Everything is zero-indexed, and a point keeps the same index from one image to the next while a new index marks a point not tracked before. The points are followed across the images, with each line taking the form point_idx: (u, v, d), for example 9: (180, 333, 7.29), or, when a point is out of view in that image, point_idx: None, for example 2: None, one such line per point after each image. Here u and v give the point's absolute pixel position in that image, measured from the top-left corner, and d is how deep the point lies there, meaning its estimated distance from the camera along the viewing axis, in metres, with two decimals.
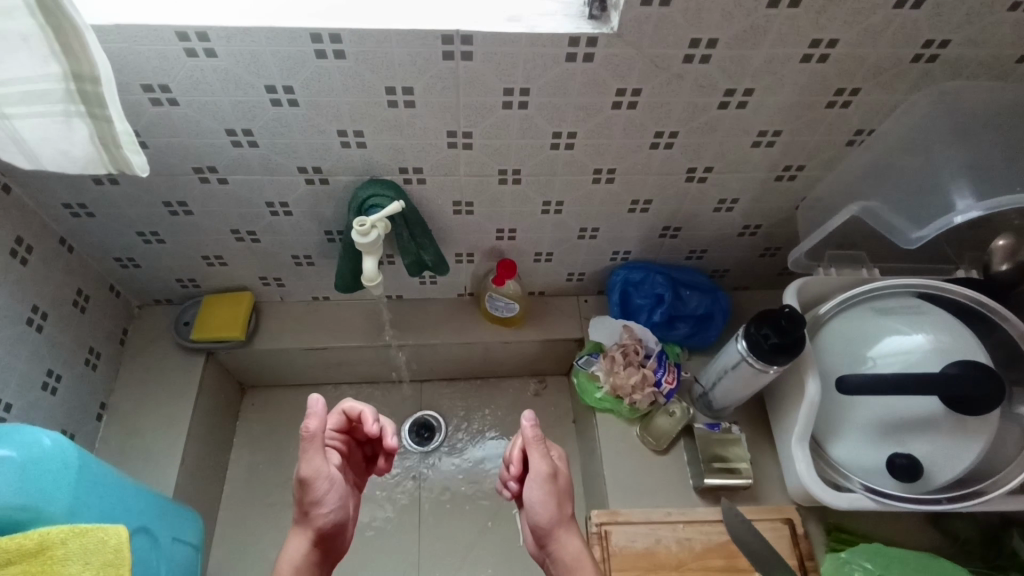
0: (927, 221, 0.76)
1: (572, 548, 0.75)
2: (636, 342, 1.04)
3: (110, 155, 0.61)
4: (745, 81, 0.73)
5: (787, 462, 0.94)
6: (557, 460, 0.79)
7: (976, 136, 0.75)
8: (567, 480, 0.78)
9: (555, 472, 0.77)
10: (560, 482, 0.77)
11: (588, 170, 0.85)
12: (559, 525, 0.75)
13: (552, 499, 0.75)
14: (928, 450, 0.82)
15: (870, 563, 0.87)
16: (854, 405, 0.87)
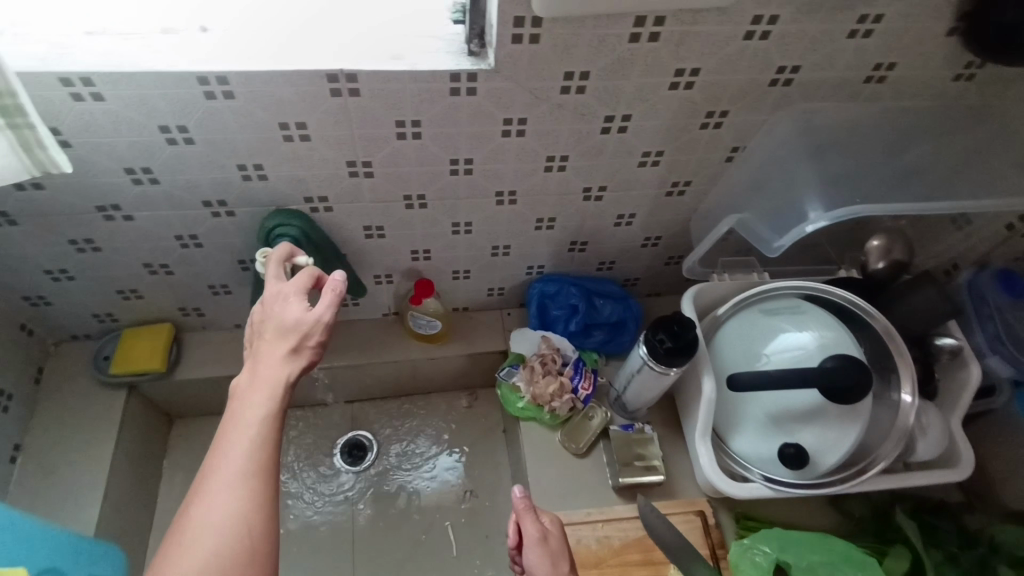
0: (786, 230, 0.83)
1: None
2: (554, 351, 1.09)
3: (31, 159, 0.63)
4: (621, 108, 0.79)
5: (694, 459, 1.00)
6: (551, 527, 0.84)
7: (828, 152, 0.84)
8: (561, 542, 0.82)
9: (545, 534, 0.82)
10: (555, 544, 0.82)
11: (489, 193, 0.90)
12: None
13: (549, 562, 0.80)
14: (815, 439, 0.89)
15: (768, 547, 0.91)
16: (748, 403, 0.94)
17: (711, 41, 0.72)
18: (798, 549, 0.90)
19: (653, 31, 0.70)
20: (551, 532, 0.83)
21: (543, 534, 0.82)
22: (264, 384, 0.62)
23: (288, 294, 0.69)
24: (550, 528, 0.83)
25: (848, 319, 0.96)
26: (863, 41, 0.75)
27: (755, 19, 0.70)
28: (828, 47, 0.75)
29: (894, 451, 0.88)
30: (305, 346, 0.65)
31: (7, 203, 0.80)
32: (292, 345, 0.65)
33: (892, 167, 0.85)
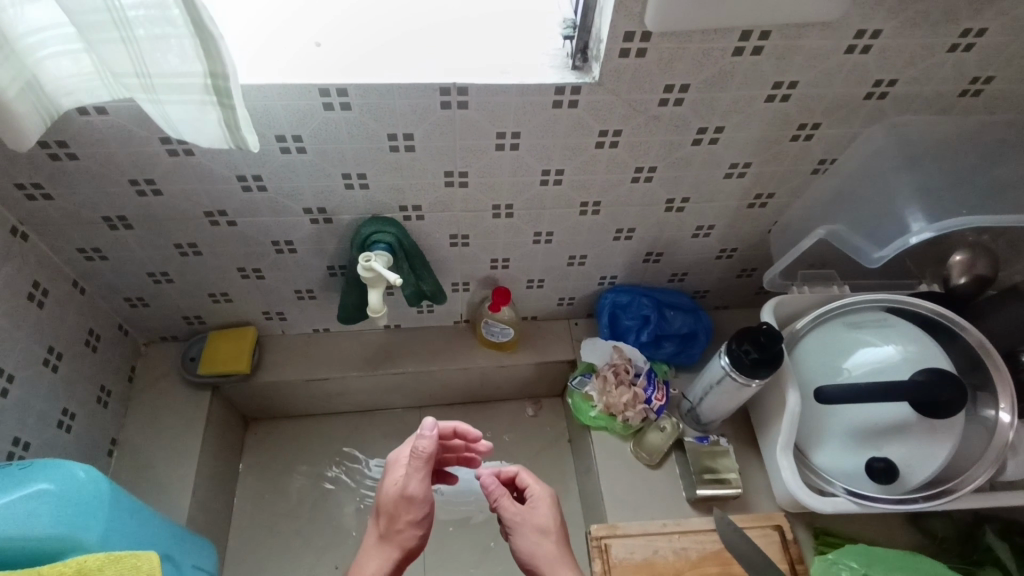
0: (887, 242, 0.83)
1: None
2: (626, 361, 1.10)
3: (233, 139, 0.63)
4: (715, 120, 0.80)
5: (774, 471, 0.99)
6: (537, 501, 0.84)
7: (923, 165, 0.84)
8: (548, 516, 0.83)
9: (529, 513, 0.83)
10: (541, 521, 0.82)
11: (575, 204, 0.92)
12: (547, 561, 0.78)
13: (537, 540, 0.80)
14: (904, 453, 0.87)
15: (855, 562, 0.90)
16: (832, 415, 0.93)
17: (812, 54, 0.73)
18: (887, 567, 0.88)
19: (757, 45, 0.71)
20: (536, 507, 0.84)
21: (526, 513, 0.83)
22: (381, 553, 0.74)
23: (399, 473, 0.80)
24: (535, 504, 0.84)
25: (934, 332, 0.94)
26: (963, 54, 0.75)
27: (858, 34, 0.71)
28: (927, 61, 0.75)
29: (987, 470, 0.86)
30: (396, 531, 0.75)
31: (126, 208, 0.85)
32: (387, 522, 0.75)
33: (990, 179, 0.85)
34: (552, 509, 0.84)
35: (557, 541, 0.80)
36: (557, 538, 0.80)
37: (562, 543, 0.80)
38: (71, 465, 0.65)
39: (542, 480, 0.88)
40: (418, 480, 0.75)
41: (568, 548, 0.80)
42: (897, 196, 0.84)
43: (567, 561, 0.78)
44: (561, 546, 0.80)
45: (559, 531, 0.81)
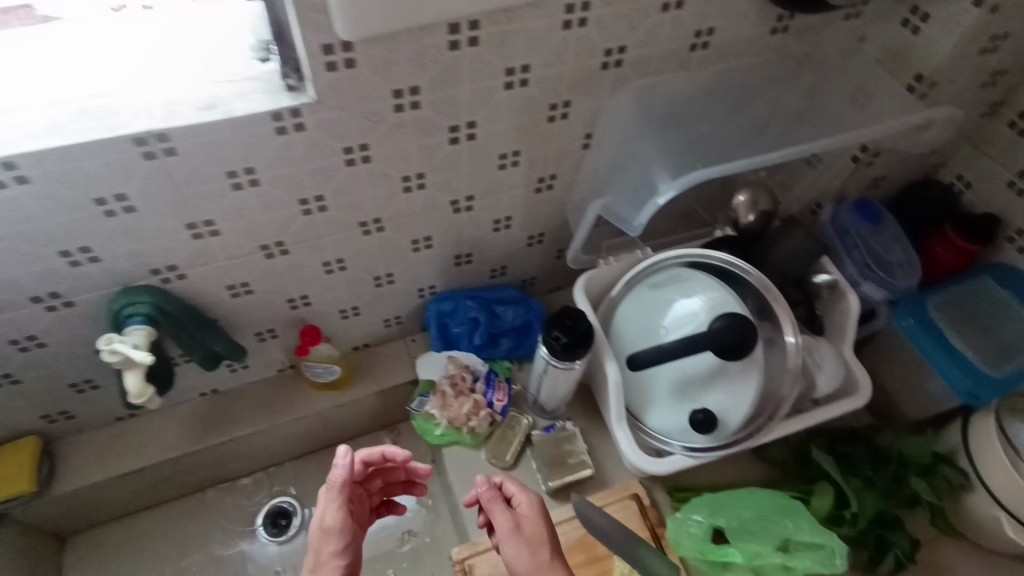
0: (641, 206, 0.85)
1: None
2: (462, 369, 1.07)
3: None
4: (463, 116, 0.78)
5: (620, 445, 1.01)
6: (527, 508, 0.82)
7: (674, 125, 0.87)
8: (537, 522, 0.81)
9: (518, 521, 0.81)
10: (530, 529, 0.80)
11: (354, 225, 0.87)
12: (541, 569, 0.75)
13: (529, 548, 0.77)
14: (720, 398, 0.91)
15: (701, 515, 0.92)
16: (655, 379, 0.95)
17: (533, 36, 0.71)
18: (729, 511, 0.92)
19: (472, 35, 0.68)
20: (526, 514, 0.82)
21: (517, 522, 0.81)
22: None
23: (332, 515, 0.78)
24: (525, 513, 0.82)
25: (727, 278, 0.99)
26: (678, 12, 0.77)
27: (569, 8, 0.70)
28: (647, 23, 0.76)
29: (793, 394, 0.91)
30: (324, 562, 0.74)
31: None
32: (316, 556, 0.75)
33: (735, 123, 0.91)
34: (539, 511, 0.82)
35: (547, 547, 0.78)
36: (547, 546, 0.78)
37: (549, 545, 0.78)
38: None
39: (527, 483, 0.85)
40: (338, 518, 0.76)
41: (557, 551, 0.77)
42: (658, 159, 0.87)
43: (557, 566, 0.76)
44: (553, 552, 0.77)
45: (549, 535, 0.79)
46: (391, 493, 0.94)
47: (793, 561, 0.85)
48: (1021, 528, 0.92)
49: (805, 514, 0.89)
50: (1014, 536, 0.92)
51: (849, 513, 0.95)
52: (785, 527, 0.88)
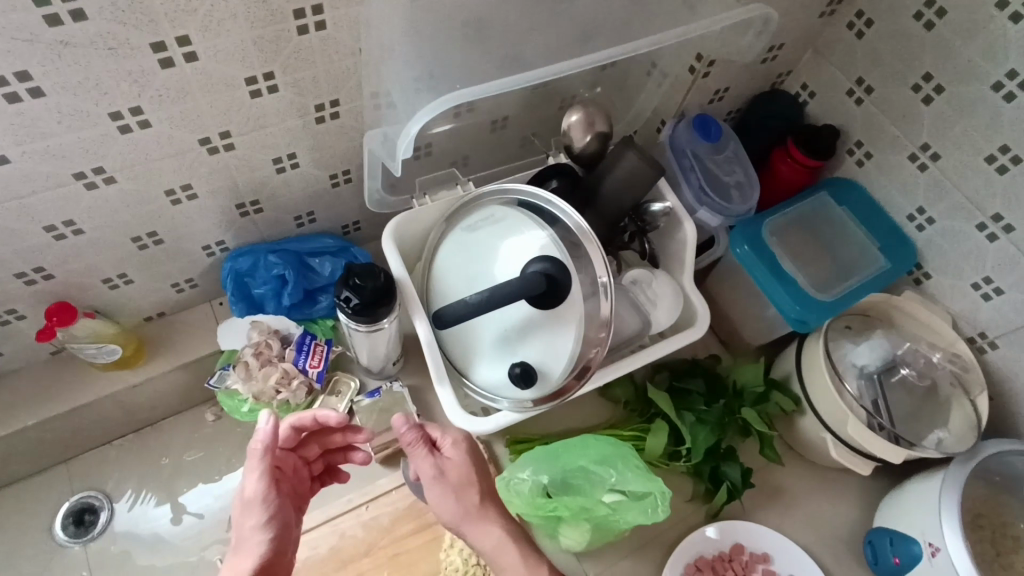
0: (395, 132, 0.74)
1: (491, 536, 0.79)
2: (268, 336, 0.94)
3: None
4: (166, 29, 0.61)
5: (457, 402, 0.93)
6: (451, 451, 0.82)
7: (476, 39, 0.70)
8: (464, 468, 0.81)
9: (442, 468, 0.81)
10: (457, 472, 0.81)
11: (67, 177, 0.70)
12: (466, 518, 0.79)
13: (457, 496, 0.80)
14: (539, 345, 0.82)
15: (527, 471, 0.86)
16: (475, 333, 0.86)
17: None
18: (553, 463, 0.86)
19: None
20: (450, 458, 0.82)
21: (441, 469, 0.81)
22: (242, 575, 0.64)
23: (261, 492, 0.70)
24: (450, 456, 0.82)
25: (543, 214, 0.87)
26: None
27: None
28: None
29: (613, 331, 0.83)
30: (248, 537, 0.67)
31: None
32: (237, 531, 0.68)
33: (553, 34, 0.74)
34: (469, 458, 0.82)
35: (476, 494, 0.80)
36: (480, 494, 0.80)
37: (488, 494, 0.81)
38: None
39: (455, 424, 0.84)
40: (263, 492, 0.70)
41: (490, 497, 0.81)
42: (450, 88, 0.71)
43: (490, 515, 0.80)
44: (483, 500, 0.81)
45: (479, 483, 0.81)
46: (330, 458, 0.84)
47: (617, 512, 0.82)
48: (845, 451, 0.91)
49: (632, 458, 0.85)
50: (837, 456, 0.91)
51: (684, 449, 0.92)
52: (608, 476, 0.84)
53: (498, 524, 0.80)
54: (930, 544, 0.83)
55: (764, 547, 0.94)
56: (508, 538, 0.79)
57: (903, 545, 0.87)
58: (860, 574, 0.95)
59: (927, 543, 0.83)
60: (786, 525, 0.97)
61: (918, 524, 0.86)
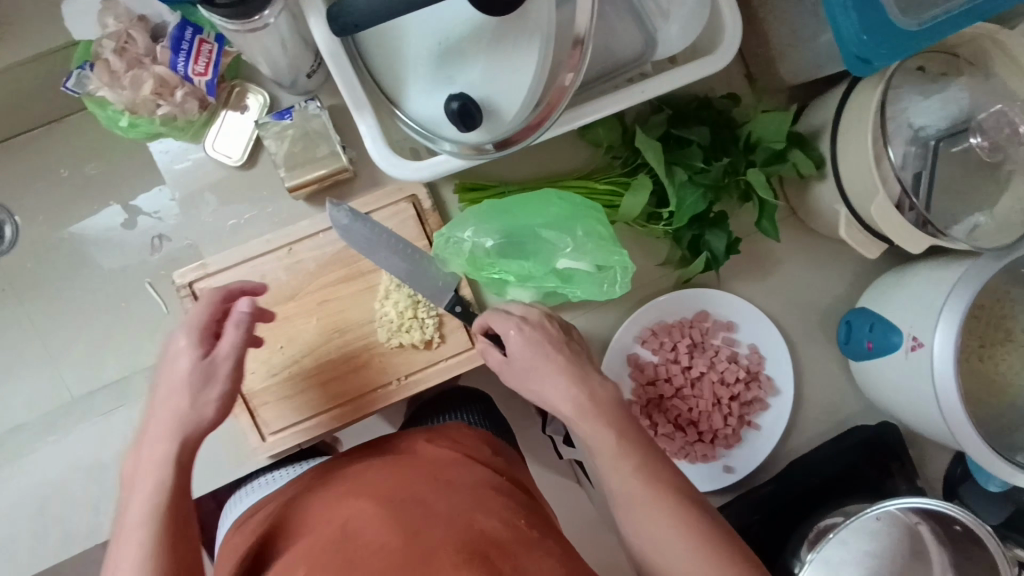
0: None
1: (561, 395, 0.65)
2: (133, 25, 0.71)
3: None
4: None
5: (394, 135, 0.73)
6: (510, 340, 0.67)
7: None
8: (525, 355, 0.66)
9: (510, 358, 0.68)
10: (520, 356, 0.66)
11: None
12: (535, 378, 0.66)
13: (540, 385, 0.66)
14: (486, 70, 0.59)
15: (470, 232, 0.74)
16: (403, 43, 0.61)
17: None
18: (501, 217, 0.75)
19: None
20: (510, 346, 0.67)
21: (504, 361, 0.69)
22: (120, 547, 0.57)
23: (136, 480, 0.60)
24: (512, 342, 0.67)
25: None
26: None
27: None
28: None
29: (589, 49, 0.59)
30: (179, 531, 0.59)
31: None
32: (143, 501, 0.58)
33: None
34: (542, 339, 0.67)
35: (544, 358, 0.66)
36: (557, 372, 0.65)
37: (555, 358, 0.66)
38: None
39: (503, 319, 0.68)
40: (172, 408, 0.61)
41: (559, 376, 0.65)
42: None
43: (555, 376, 0.65)
44: (545, 359, 0.66)
45: (545, 355, 0.66)
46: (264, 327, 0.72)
47: (568, 281, 0.74)
48: (855, 228, 0.76)
49: (601, 224, 0.73)
50: (844, 236, 0.76)
51: (664, 212, 0.77)
52: (560, 243, 0.74)
53: (571, 386, 0.65)
54: (914, 338, 0.74)
55: (728, 315, 0.86)
56: (601, 428, 0.62)
57: (882, 332, 0.78)
58: (825, 350, 0.89)
59: (910, 336, 0.74)
60: (762, 299, 0.88)
61: (909, 314, 0.76)
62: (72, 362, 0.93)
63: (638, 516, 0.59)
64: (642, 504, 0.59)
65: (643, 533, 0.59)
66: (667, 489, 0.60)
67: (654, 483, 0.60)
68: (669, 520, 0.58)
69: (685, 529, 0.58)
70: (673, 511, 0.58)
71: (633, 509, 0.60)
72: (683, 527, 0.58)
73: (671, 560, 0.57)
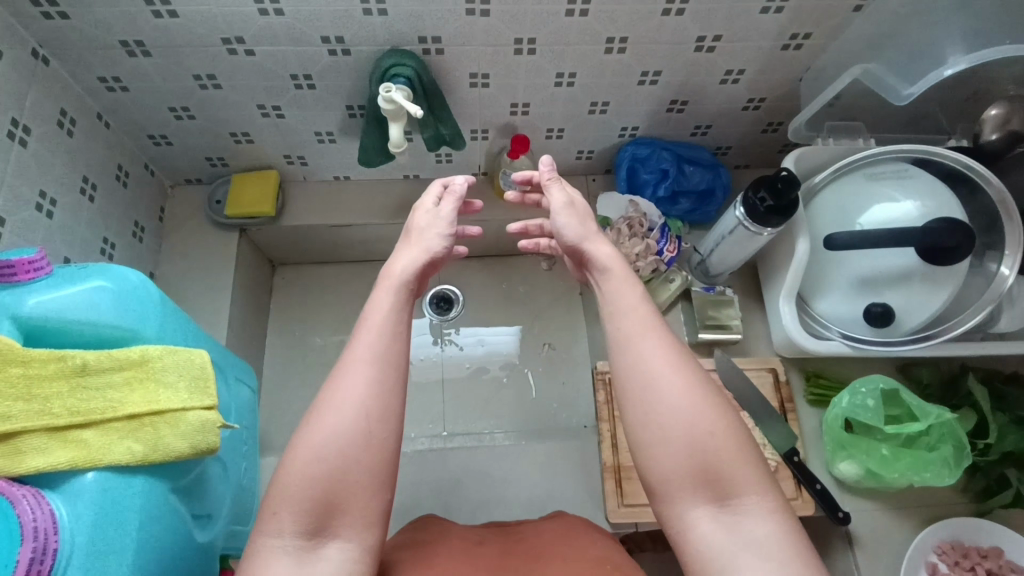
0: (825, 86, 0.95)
1: (659, 348, 0.66)
2: (641, 215, 1.08)
3: None
4: None
5: (774, 319, 1.03)
6: (575, 198, 0.80)
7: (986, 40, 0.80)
8: (574, 211, 0.78)
9: (574, 201, 0.79)
10: (581, 203, 0.79)
11: (600, 39, 0.89)
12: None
13: (575, 221, 0.77)
14: (903, 299, 0.91)
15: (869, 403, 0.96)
16: (836, 263, 0.94)
17: None
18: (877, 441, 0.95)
19: None
20: (577, 203, 0.79)
21: (572, 203, 0.78)
22: (347, 374, 0.63)
23: (428, 239, 0.75)
24: (576, 197, 0.80)
25: (923, 166, 0.95)
26: None
27: None
28: None
29: (977, 315, 0.91)
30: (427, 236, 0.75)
31: (143, 30, 0.83)
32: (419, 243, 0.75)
33: None
34: (581, 210, 0.79)
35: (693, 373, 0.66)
36: (660, 326, 0.69)
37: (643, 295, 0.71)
38: (131, 271, 0.70)
39: (563, 184, 0.80)
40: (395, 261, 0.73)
41: (656, 333, 0.68)
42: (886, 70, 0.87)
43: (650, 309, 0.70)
44: (651, 317, 0.69)
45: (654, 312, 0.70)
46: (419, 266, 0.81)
47: (893, 465, 0.93)
48: None
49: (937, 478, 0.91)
50: None
51: (982, 443, 0.95)
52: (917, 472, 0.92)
53: (670, 348, 0.67)
54: None
55: None
56: (688, 389, 0.64)
57: None
58: None
59: None
60: None
61: None
62: (455, 413, 1.19)
63: (629, 318, 0.69)
64: (620, 318, 0.70)
65: (730, 512, 0.60)
66: (708, 456, 0.61)
67: (632, 304, 0.70)
68: (773, 505, 0.60)
69: (755, 492, 0.61)
70: (680, 363, 0.66)
71: (724, 472, 0.61)
72: (685, 388, 0.64)
73: (664, 378, 0.64)
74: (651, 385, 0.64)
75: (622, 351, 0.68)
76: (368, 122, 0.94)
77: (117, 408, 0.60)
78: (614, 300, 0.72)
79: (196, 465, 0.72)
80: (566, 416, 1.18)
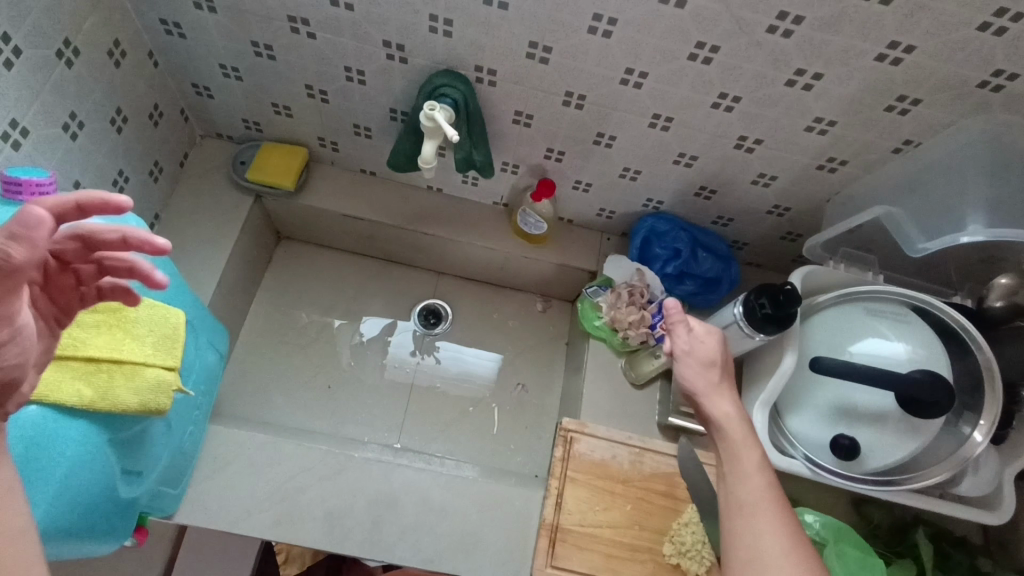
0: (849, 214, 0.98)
1: (770, 535, 0.70)
2: (644, 286, 1.09)
3: None
4: (817, 64, 0.79)
5: None
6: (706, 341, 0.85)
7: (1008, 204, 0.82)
8: (713, 357, 0.84)
9: (702, 353, 0.84)
10: (710, 355, 0.83)
11: (647, 113, 0.91)
12: None
13: (703, 377, 0.83)
14: (872, 438, 0.91)
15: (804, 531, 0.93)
16: (817, 386, 0.95)
17: (941, 21, 0.71)
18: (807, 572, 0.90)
19: (900, 57, 0.76)
20: (704, 347, 0.84)
21: (692, 351, 0.84)
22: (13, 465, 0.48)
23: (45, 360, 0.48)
24: (702, 339, 0.85)
25: (922, 315, 0.96)
26: None
27: (996, 72, 0.76)
28: None
29: (939, 473, 0.92)
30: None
31: None
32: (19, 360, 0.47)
33: None
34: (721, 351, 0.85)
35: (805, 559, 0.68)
36: (774, 511, 0.72)
37: (762, 474, 0.75)
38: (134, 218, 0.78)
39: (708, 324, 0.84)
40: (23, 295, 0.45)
41: (770, 519, 0.71)
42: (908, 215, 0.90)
43: (764, 492, 0.73)
44: (770, 504, 0.72)
45: (772, 494, 0.74)
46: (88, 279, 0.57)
47: None
48: None
49: None
50: None
51: None
52: None
53: (780, 535, 0.69)
54: None
55: None
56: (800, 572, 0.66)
57: None
58: None
59: None
60: None
61: None
62: (413, 428, 1.18)
63: (748, 498, 0.74)
64: (736, 492, 0.75)
65: None
66: None
67: (752, 473, 0.75)
68: None
69: None
70: (790, 547, 0.69)
71: None
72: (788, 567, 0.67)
73: (770, 563, 0.68)
74: (755, 561, 0.68)
75: (738, 532, 0.71)
76: (407, 129, 0.95)
77: (79, 347, 0.62)
78: (733, 463, 0.77)
79: (141, 423, 0.71)
80: (519, 460, 1.18)
